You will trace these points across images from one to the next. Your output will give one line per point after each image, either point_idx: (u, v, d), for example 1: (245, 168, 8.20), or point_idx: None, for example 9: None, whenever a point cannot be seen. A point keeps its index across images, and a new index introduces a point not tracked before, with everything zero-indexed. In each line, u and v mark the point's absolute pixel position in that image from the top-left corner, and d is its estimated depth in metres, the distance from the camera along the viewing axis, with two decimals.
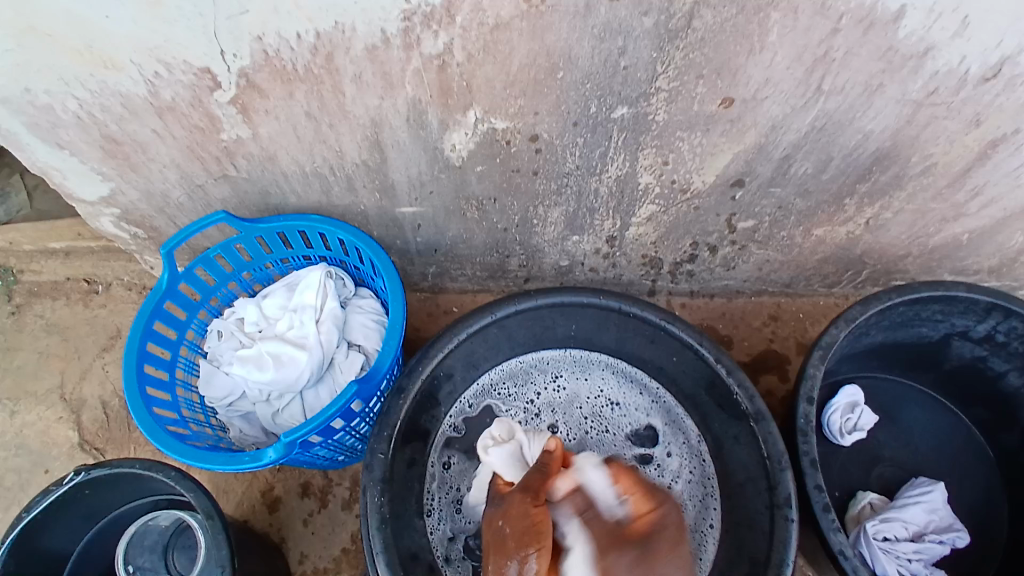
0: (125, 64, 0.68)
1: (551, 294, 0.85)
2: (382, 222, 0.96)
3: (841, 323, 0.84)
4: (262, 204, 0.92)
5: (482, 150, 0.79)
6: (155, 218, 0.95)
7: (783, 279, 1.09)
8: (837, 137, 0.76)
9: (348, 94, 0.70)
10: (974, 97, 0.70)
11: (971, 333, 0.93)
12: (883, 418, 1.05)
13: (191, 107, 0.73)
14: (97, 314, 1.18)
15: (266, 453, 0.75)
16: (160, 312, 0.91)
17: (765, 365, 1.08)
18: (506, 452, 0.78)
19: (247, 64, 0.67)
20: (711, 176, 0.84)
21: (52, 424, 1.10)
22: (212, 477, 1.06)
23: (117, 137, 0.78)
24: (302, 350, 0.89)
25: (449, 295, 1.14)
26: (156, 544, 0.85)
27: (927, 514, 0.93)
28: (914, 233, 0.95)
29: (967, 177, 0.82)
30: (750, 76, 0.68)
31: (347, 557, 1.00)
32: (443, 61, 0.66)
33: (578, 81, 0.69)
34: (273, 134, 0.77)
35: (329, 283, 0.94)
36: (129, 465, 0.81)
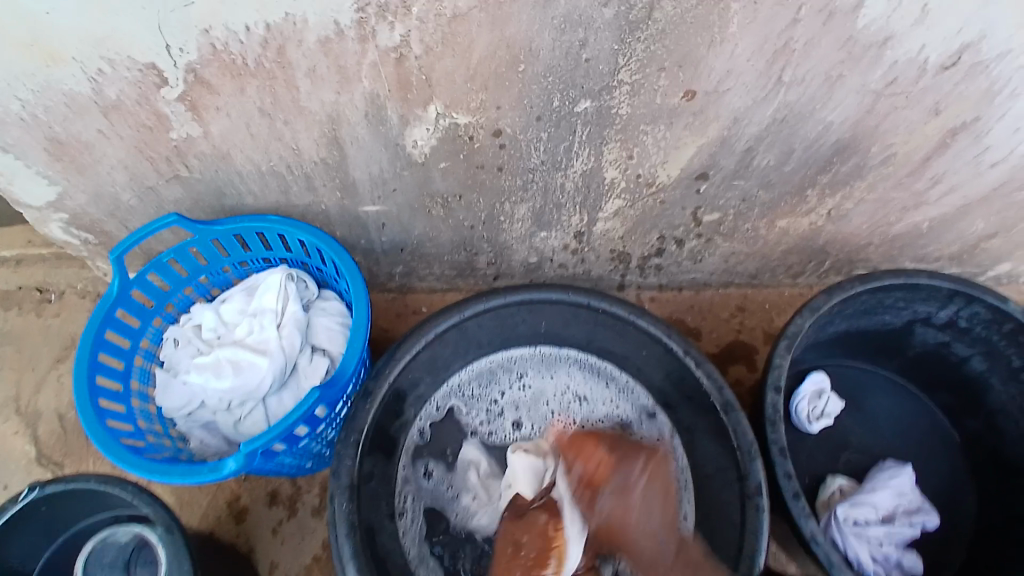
0: (67, 62, 0.64)
1: (519, 291, 0.84)
2: (345, 222, 0.93)
3: (807, 312, 0.85)
4: (217, 205, 0.88)
5: (445, 146, 0.78)
6: (106, 223, 0.91)
7: (749, 270, 1.09)
8: (799, 128, 0.77)
9: (302, 89, 0.68)
10: (934, 86, 0.71)
11: (931, 320, 0.95)
12: (849, 404, 1.07)
13: (138, 105, 0.70)
14: (49, 324, 1.13)
15: (226, 464, 0.73)
16: (111, 321, 0.87)
17: (733, 355, 1.09)
18: (528, 464, 0.85)
19: (195, 59, 0.64)
20: (676, 169, 0.83)
21: (5, 439, 1.05)
22: (174, 489, 1.02)
23: (62, 139, 0.74)
24: (262, 355, 0.87)
25: (418, 295, 1.12)
26: (116, 561, 0.80)
27: (896, 497, 0.95)
28: (875, 223, 0.96)
29: (927, 166, 0.83)
30: (711, 68, 0.67)
31: (319, 564, 0.98)
32: (400, 54, 0.64)
33: (540, 75, 0.68)
34: (225, 131, 0.74)
35: (290, 286, 0.92)
36: (85, 480, 0.78)
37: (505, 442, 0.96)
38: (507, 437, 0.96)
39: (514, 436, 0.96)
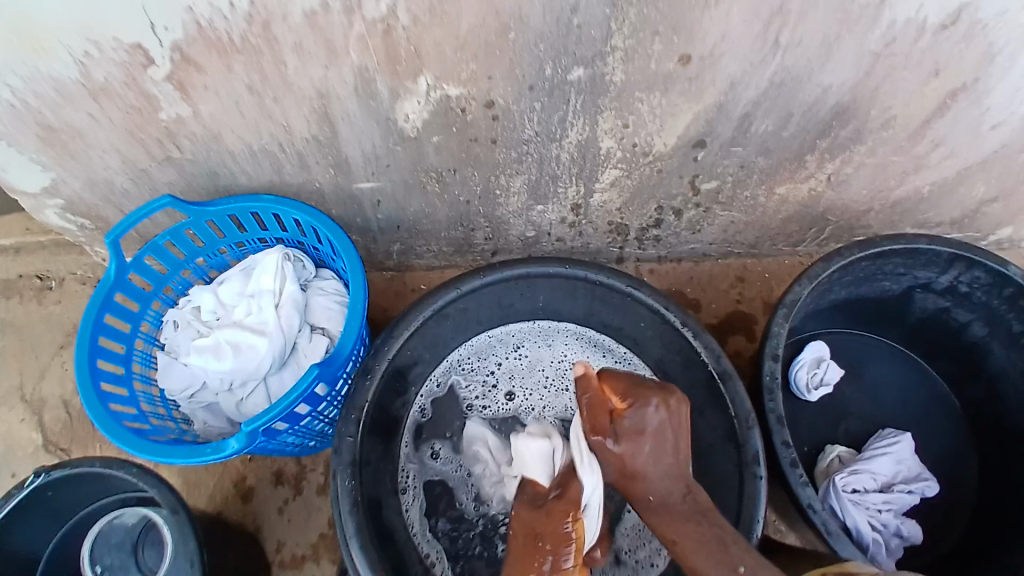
0: (48, 43, 0.63)
1: (515, 266, 0.84)
2: (340, 201, 0.92)
3: (806, 279, 0.84)
4: (210, 187, 0.88)
5: (438, 120, 0.76)
6: (100, 208, 0.90)
7: (749, 240, 1.09)
8: (797, 93, 0.76)
9: (289, 64, 0.67)
10: (934, 46, 0.69)
11: (931, 286, 0.95)
12: (849, 371, 1.07)
13: (125, 87, 0.69)
14: (51, 312, 1.13)
15: (228, 443, 0.73)
16: (110, 305, 0.87)
17: (733, 326, 1.09)
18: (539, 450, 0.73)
19: (180, 37, 0.63)
20: (673, 138, 0.82)
21: (12, 425, 1.06)
22: (181, 471, 1.03)
23: (50, 124, 0.73)
24: (261, 336, 0.87)
25: (416, 273, 1.12)
26: (123, 542, 0.83)
27: (895, 464, 0.96)
28: (875, 189, 0.95)
29: (927, 128, 0.82)
30: (706, 32, 0.66)
31: (325, 542, 0.99)
32: (387, 25, 0.63)
33: (531, 43, 0.66)
34: (214, 111, 0.73)
35: (287, 266, 0.91)
36: (89, 463, 0.79)
37: (499, 414, 0.96)
38: (501, 409, 0.97)
39: (506, 407, 0.97)
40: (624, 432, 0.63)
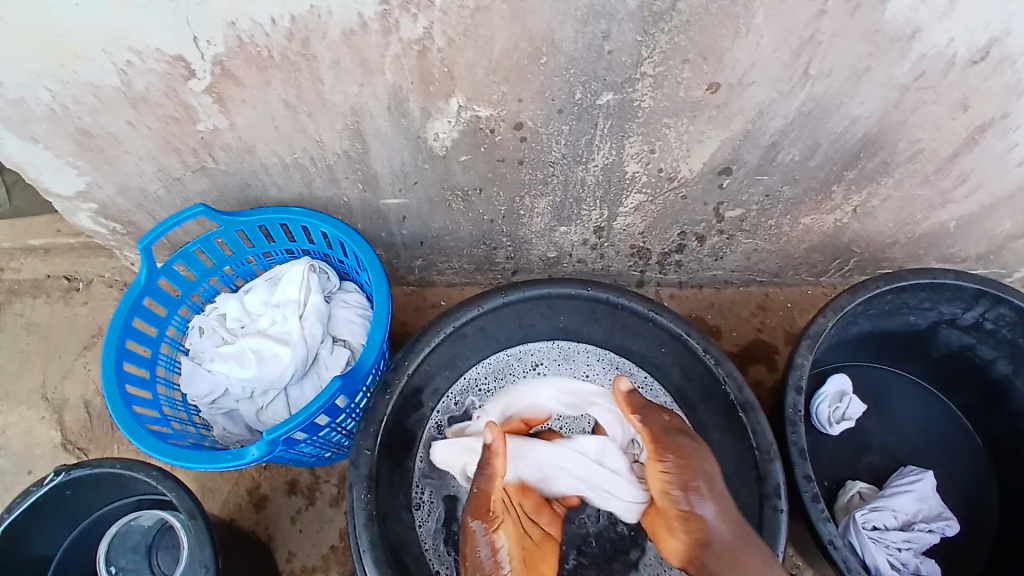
0: (95, 53, 0.65)
1: (538, 286, 0.85)
2: (366, 215, 0.94)
3: (830, 311, 0.83)
4: (241, 197, 0.90)
5: (466, 139, 0.78)
6: (133, 214, 0.92)
7: (771, 268, 1.08)
8: (824, 123, 0.76)
9: (326, 81, 0.69)
10: (961, 80, 0.69)
11: (957, 321, 0.93)
12: (872, 406, 1.05)
13: (165, 97, 0.71)
14: (78, 313, 1.16)
15: (249, 452, 0.74)
16: (139, 309, 0.89)
17: (753, 354, 1.08)
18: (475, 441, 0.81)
19: (222, 51, 0.65)
20: (699, 164, 0.83)
21: (33, 424, 1.08)
22: (196, 477, 1.04)
23: (91, 130, 0.76)
24: (285, 345, 0.88)
25: (436, 289, 1.13)
26: (138, 544, 0.83)
27: (916, 502, 0.93)
28: (901, 221, 0.94)
29: (955, 162, 0.81)
30: (736, 60, 0.67)
31: (335, 555, 0.99)
32: (423, 46, 0.64)
33: (562, 67, 0.67)
34: (250, 124, 0.75)
35: (312, 277, 0.93)
36: (109, 464, 0.79)
37: None
38: None
39: None
40: (705, 464, 0.67)
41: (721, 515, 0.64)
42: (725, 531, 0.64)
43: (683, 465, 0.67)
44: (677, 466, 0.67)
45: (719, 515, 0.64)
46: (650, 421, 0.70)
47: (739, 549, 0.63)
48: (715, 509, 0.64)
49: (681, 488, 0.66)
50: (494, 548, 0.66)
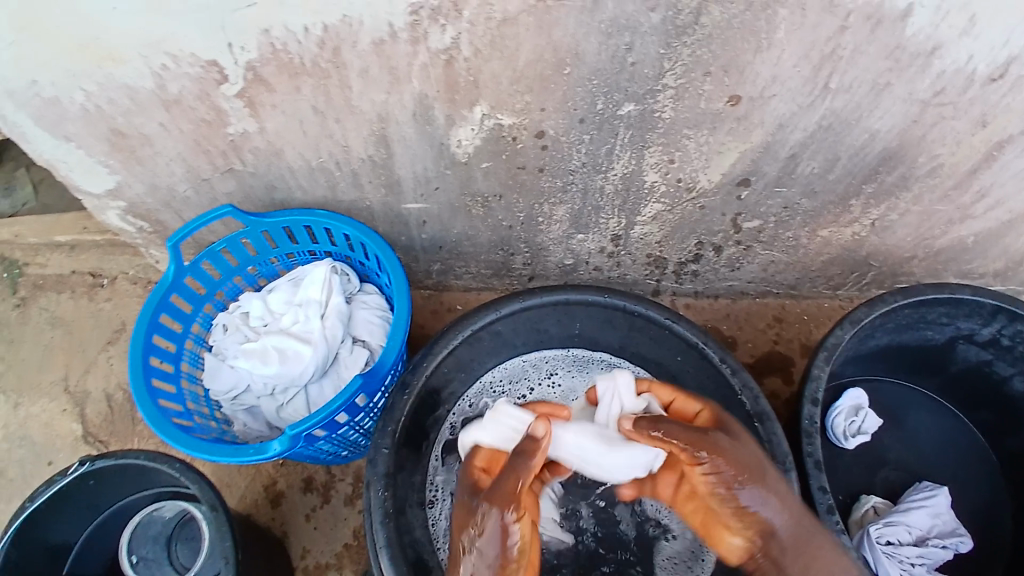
0: (131, 56, 0.67)
1: (556, 292, 0.85)
2: (387, 219, 0.96)
3: (847, 324, 0.84)
4: (267, 199, 0.92)
5: (489, 146, 0.79)
6: (161, 213, 0.95)
7: (789, 280, 1.08)
8: (844, 137, 0.76)
9: (354, 88, 0.70)
10: (981, 97, 0.69)
11: (975, 337, 0.92)
12: (888, 420, 1.05)
13: (198, 100, 0.73)
14: (101, 308, 1.18)
15: (271, 446, 0.75)
16: (166, 305, 0.91)
17: (768, 366, 1.08)
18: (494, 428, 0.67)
19: (255, 57, 0.67)
20: (718, 175, 0.83)
21: (55, 416, 1.10)
22: (213, 472, 1.06)
23: (123, 130, 0.78)
24: (306, 344, 0.90)
25: (453, 293, 1.14)
26: (159, 534, 0.86)
27: (930, 518, 0.93)
28: (920, 236, 0.94)
29: (974, 178, 0.81)
30: (757, 73, 0.67)
31: (349, 553, 1.00)
32: (450, 56, 0.66)
33: (585, 78, 0.69)
34: (279, 128, 0.77)
35: (334, 278, 0.94)
36: (133, 456, 0.81)
37: None
38: None
39: None
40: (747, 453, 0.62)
41: (781, 505, 0.61)
42: (787, 522, 0.61)
43: (732, 463, 0.60)
44: (723, 466, 0.60)
45: (778, 506, 0.61)
46: (674, 432, 0.62)
47: (806, 534, 0.60)
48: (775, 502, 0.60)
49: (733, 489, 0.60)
50: (517, 534, 0.55)
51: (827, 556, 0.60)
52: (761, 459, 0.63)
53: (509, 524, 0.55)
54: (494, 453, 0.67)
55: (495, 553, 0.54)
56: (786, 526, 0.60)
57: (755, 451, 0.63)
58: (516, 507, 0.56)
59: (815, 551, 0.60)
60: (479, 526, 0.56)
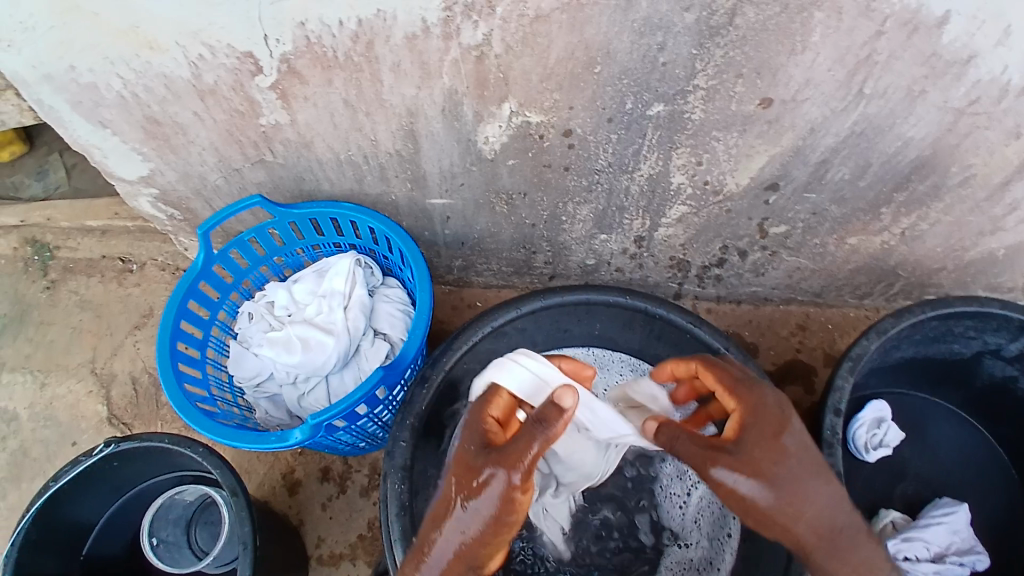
0: (170, 46, 0.69)
1: (578, 291, 0.85)
2: (412, 213, 0.96)
3: (873, 333, 0.82)
4: (296, 190, 0.93)
5: (515, 144, 0.79)
6: (192, 201, 0.97)
7: (814, 287, 1.07)
8: (876, 143, 0.75)
9: (385, 83, 0.71)
10: (1018, 107, 0.68)
11: (1003, 351, 0.90)
12: (910, 434, 1.03)
13: (232, 91, 0.74)
14: (130, 293, 1.21)
15: (292, 434, 0.76)
16: (194, 291, 0.93)
17: (790, 374, 1.07)
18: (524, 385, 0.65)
19: (290, 50, 0.68)
20: (745, 178, 0.83)
21: (81, 397, 1.13)
22: (233, 458, 1.08)
23: (159, 119, 0.80)
24: (329, 334, 0.91)
25: (474, 290, 1.15)
26: (180, 518, 0.88)
27: (949, 535, 0.91)
28: (950, 246, 0.92)
29: (1008, 189, 0.80)
30: (790, 76, 0.67)
31: (363, 543, 1.01)
32: (481, 52, 0.66)
33: (615, 77, 0.68)
34: (310, 120, 0.78)
35: (358, 271, 0.95)
36: (157, 439, 0.82)
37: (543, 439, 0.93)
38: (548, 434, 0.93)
39: None
40: (769, 460, 0.56)
41: (806, 507, 0.56)
42: (813, 524, 0.57)
43: (755, 480, 0.56)
44: (742, 484, 0.56)
45: (803, 508, 0.56)
46: (686, 448, 0.59)
47: (835, 551, 0.57)
48: (796, 507, 0.56)
49: (748, 497, 0.56)
50: (516, 495, 0.54)
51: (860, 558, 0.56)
52: (803, 469, 0.57)
53: (504, 493, 0.54)
54: (510, 402, 0.64)
55: (484, 516, 0.54)
56: (809, 542, 0.57)
57: (799, 462, 0.57)
58: (523, 471, 0.54)
59: (833, 567, 0.57)
60: (472, 488, 0.55)
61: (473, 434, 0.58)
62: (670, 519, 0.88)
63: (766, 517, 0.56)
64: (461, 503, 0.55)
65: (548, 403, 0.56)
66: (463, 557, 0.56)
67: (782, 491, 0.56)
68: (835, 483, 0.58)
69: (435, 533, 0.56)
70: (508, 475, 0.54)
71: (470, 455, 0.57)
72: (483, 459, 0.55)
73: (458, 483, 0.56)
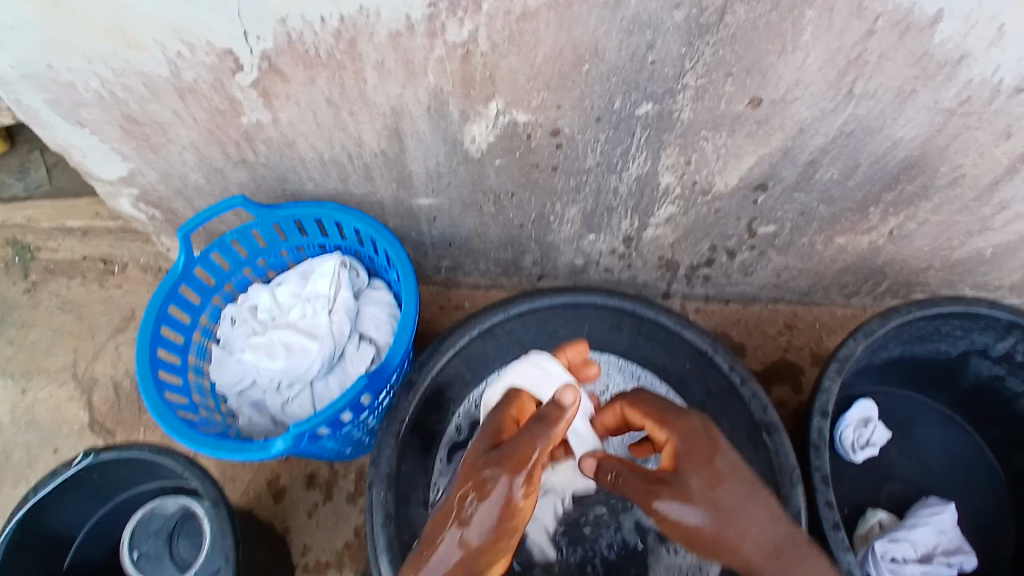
0: (149, 44, 0.67)
1: (565, 293, 0.85)
2: (398, 214, 0.95)
3: (860, 334, 0.82)
4: (279, 190, 0.91)
5: (502, 143, 0.78)
6: (173, 201, 0.95)
7: (802, 287, 1.07)
8: (865, 144, 0.75)
9: (369, 81, 0.70)
10: (1007, 108, 0.68)
11: (989, 351, 0.90)
12: (896, 434, 1.03)
13: (213, 90, 0.73)
14: (111, 295, 1.18)
15: (274, 443, 0.75)
16: (174, 296, 0.91)
17: (779, 374, 1.06)
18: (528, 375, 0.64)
19: (271, 47, 0.67)
20: (734, 178, 0.82)
21: (62, 402, 1.11)
22: (217, 464, 1.06)
23: (138, 118, 0.78)
24: (313, 339, 0.89)
25: (461, 290, 1.14)
26: (161, 529, 0.86)
27: (936, 535, 0.91)
28: (937, 246, 0.93)
29: (995, 190, 0.80)
30: (779, 77, 0.66)
31: (349, 551, 1.00)
32: (466, 50, 0.65)
33: (603, 76, 0.68)
34: (293, 119, 0.76)
35: (343, 274, 0.94)
36: (138, 449, 0.80)
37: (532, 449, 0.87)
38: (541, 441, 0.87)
39: None
40: (699, 478, 0.52)
41: (750, 529, 0.50)
42: (762, 547, 0.50)
43: (699, 508, 0.50)
44: (682, 515, 0.50)
45: (746, 530, 0.50)
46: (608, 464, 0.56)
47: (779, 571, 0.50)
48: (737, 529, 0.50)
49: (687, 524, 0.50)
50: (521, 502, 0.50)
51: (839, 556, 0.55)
52: (740, 497, 0.51)
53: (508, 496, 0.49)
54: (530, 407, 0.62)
55: (488, 521, 0.49)
56: (759, 572, 0.51)
57: (733, 489, 0.51)
58: (529, 479, 0.51)
59: None
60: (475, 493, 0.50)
61: (485, 436, 0.56)
62: None
63: (708, 547, 0.50)
64: (461, 505, 0.50)
65: (550, 402, 0.57)
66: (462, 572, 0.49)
67: (726, 517, 0.50)
68: (777, 507, 0.52)
69: (434, 541, 0.50)
70: (515, 476, 0.50)
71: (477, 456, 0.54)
72: (489, 459, 0.52)
73: (461, 487, 0.51)
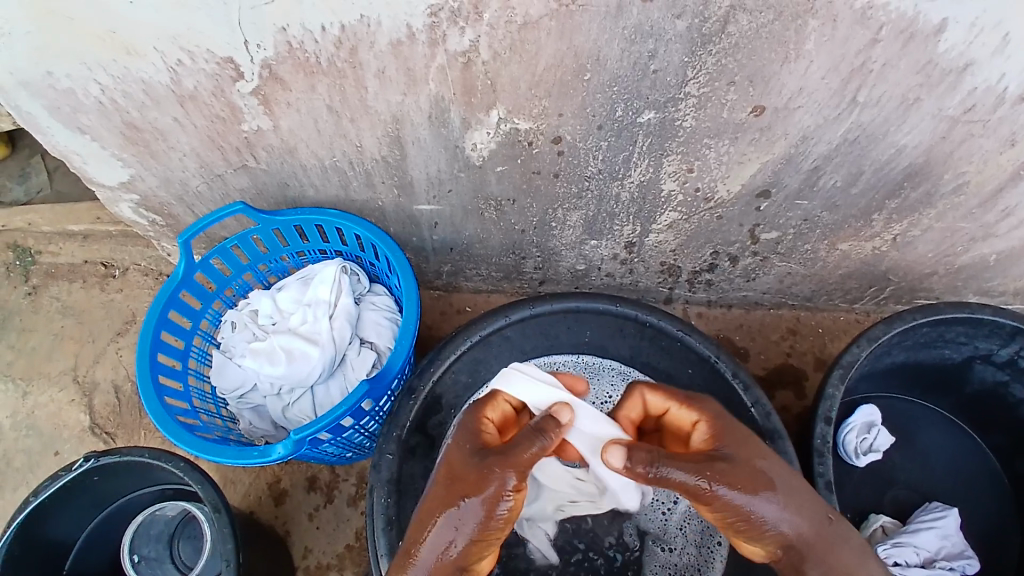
0: (148, 51, 0.67)
1: (567, 299, 0.84)
2: (399, 219, 0.95)
3: (863, 341, 0.82)
4: (279, 196, 0.91)
5: (504, 150, 0.78)
6: (173, 206, 0.94)
7: (804, 292, 1.06)
8: (869, 151, 0.74)
9: (370, 89, 0.69)
10: (1012, 116, 0.67)
11: (994, 357, 0.90)
12: (899, 439, 1.03)
13: (213, 97, 0.72)
14: (112, 299, 1.18)
15: (275, 449, 0.75)
16: (175, 301, 0.91)
17: (781, 379, 1.06)
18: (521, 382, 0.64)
19: (271, 55, 0.66)
20: (737, 186, 0.82)
21: (63, 406, 1.11)
22: (219, 467, 1.06)
23: (138, 124, 0.77)
24: (314, 345, 0.89)
25: (463, 295, 1.14)
26: (162, 533, 0.86)
27: (938, 540, 0.90)
28: (941, 252, 0.92)
29: (999, 197, 0.79)
30: (783, 84, 0.66)
31: (350, 554, 1.00)
32: (468, 59, 0.65)
33: (604, 84, 0.67)
34: (294, 126, 0.76)
35: (344, 279, 0.94)
36: (136, 453, 0.80)
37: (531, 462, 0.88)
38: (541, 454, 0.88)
39: None
40: (748, 458, 0.55)
41: (795, 507, 0.55)
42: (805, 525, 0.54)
43: (749, 485, 0.54)
44: (736, 492, 0.53)
45: (791, 506, 0.54)
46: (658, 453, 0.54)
47: (827, 547, 0.54)
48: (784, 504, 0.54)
49: (742, 499, 0.53)
50: (509, 504, 0.53)
51: (848, 564, 0.54)
52: (782, 473, 0.56)
53: (498, 494, 0.52)
54: (507, 409, 0.64)
55: (476, 517, 0.52)
56: (806, 546, 0.54)
57: (777, 467, 0.56)
58: (520, 480, 0.53)
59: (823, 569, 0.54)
60: (467, 492, 0.53)
61: (467, 436, 0.57)
62: (650, 523, 0.85)
63: (757, 521, 0.54)
64: (451, 503, 0.53)
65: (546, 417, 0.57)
66: (448, 563, 0.53)
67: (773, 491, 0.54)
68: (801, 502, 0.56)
69: (423, 535, 0.53)
70: (505, 476, 0.52)
71: (461, 455, 0.55)
72: (479, 460, 0.53)
73: (449, 486, 0.54)
